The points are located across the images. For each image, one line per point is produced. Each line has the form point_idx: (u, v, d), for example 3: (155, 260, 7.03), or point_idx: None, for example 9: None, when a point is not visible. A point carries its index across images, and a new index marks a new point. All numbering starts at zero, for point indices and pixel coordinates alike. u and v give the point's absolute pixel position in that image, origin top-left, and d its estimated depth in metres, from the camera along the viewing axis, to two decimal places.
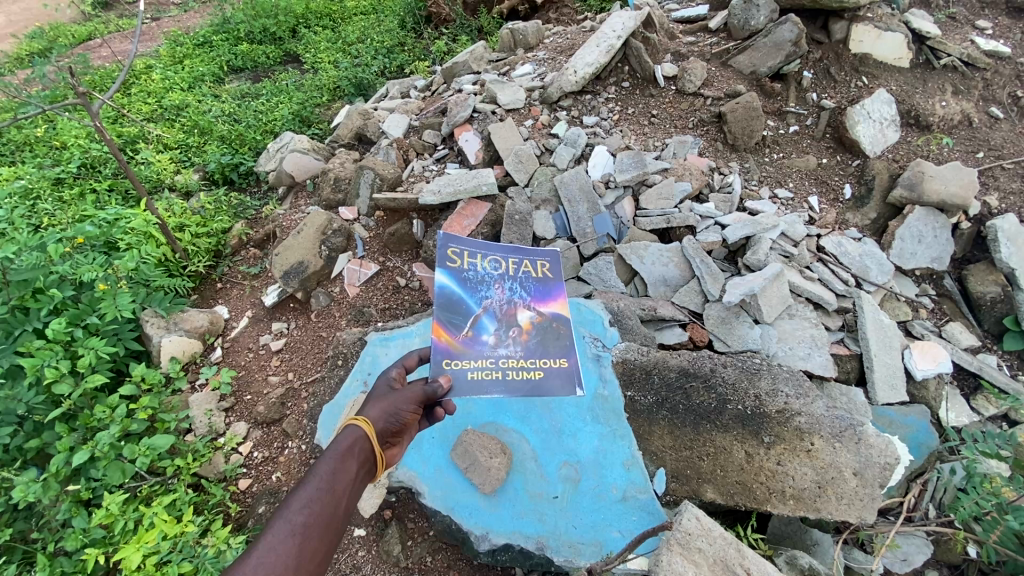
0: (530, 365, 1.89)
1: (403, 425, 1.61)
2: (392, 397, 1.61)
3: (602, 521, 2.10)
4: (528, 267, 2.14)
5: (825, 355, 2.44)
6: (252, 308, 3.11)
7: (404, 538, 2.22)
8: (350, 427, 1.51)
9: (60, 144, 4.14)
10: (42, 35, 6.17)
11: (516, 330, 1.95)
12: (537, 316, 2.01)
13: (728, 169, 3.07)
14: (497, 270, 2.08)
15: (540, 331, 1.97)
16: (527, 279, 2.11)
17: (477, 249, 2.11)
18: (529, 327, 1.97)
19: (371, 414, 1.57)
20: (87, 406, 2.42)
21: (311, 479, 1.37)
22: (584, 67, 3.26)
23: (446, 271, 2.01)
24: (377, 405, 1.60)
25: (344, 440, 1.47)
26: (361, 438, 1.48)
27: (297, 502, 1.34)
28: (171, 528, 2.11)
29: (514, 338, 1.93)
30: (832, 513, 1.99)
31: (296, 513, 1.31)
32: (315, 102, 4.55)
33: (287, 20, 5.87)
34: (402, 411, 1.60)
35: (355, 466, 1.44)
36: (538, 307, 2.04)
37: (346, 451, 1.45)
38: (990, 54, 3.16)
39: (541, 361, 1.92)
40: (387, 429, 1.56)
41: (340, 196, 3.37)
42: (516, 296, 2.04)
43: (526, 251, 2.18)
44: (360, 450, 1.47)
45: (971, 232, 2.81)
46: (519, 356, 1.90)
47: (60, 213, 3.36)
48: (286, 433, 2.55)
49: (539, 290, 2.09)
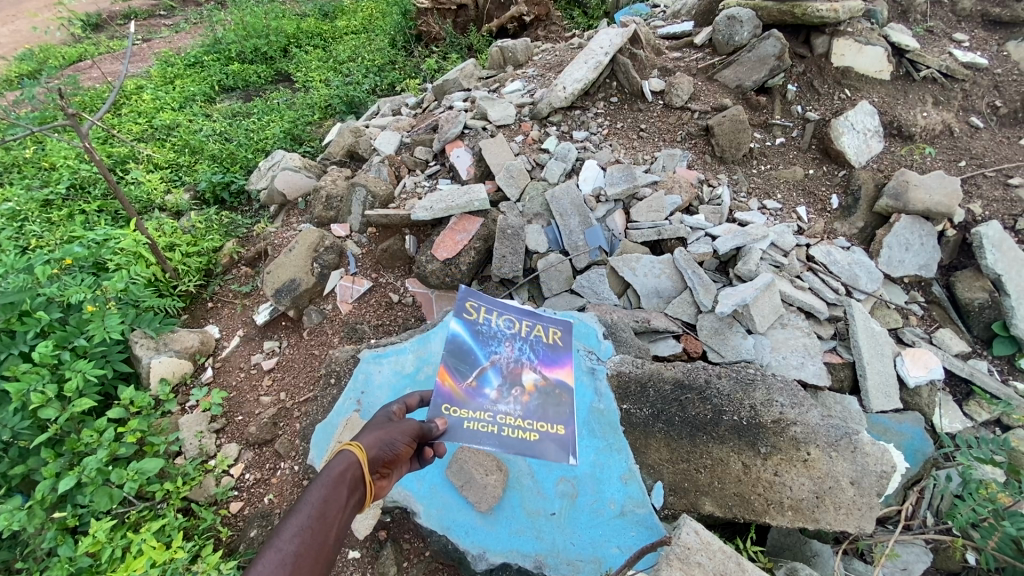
0: (528, 426, 1.83)
1: (397, 454, 1.59)
2: (387, 427, 1.61)
3: (600, 536, 2.08)
4: (541, 332, 2.08)
5: (818, 364, 2.45)
6: (243, 327, 3.08)
7: (400, 560, 2.18)
8: (343, 453, 1.49)
9: (49, 165, 4.11)
10: (31, 56, 6.16)
11: (519, 390, 1.89)
12: (542, 380, 1.94)
13: (717, 181, 3.11)
14: (510, 329, 2.03)
15: (542, 396, 1.91)
16: (538, 342, 2.05)
17: (494, 306, 2.09)
18: (533, 389, 1.92)
19: (365, 441, 1.55)
20: (74, 431, 2.38)
21: (302, 508, 1.35)
22: (573, 83, 3.31)
23: (462, 321, 2.02)
24: (371, 433, 1.59)
25: (337, 466, 1.44)
26: (353, 464, 1.46)
27: (287, 529, 1.32)
28: (160, 555, 2.04)
29: (516, 398, 1.87)
30: (830, 523, 1.97)
31: (287, 542, 1.29)
32: (307, 120, 4.58)
33: (278, 40, 5.92)
34: (397, 441, 1.59)
35: (347, 494, 1.41)
36: (545, 371, 1.97)
37: (338, 478, 1.42)
38: (968, 65, 3.24)
39: (540, 424, 1.86)
40: (380, 456, 1.55)
41: (331, 213, 3.37)
42: (525, 357, 1.98)
43: (541, 315, 2.13)
44: (353, 477, 1.45)
45: (957, 239, 2.84)
46: (517, 415, 1.84)
47: (48, 235, 3.33)
48: (279, 455, 2.51)
49: (548, 355, 2.03)
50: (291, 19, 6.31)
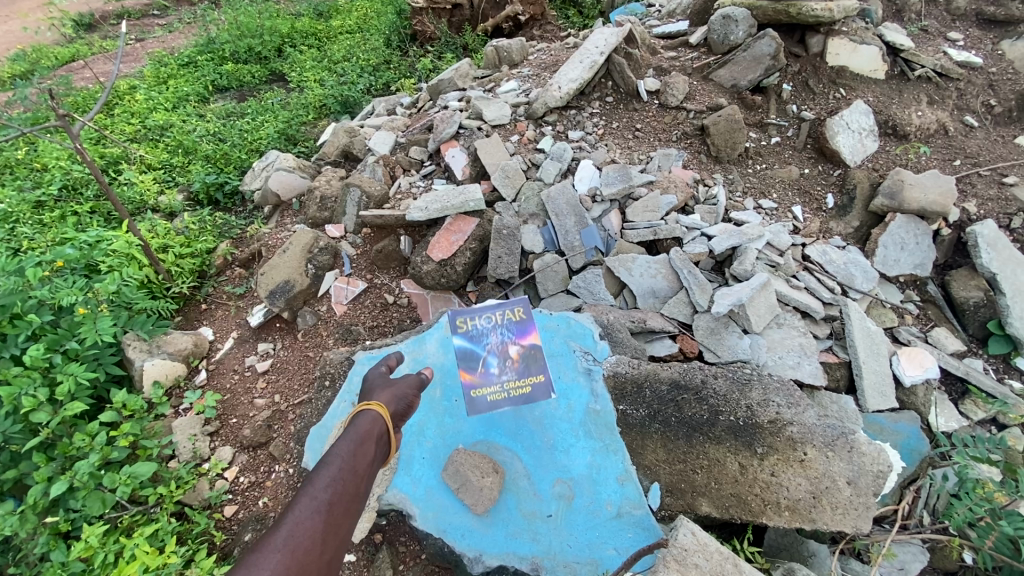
0: (526, 381, 2.29)
1: (409, 408, 1.67)
2: (396, 385, 1.69)
3: (597, 539, 2.08)
4: (510, 312, 2.36)
5: (814, 364, 2.45)
6: (237, 329, 3.06)
7: (395, 563, 2.16)
8: (365, 411, 1.52)
9: (40, 166, 4.07)
10: (23, 56, 6.10)
11: (511, 360, 2.30)
12: (524, 345, 2.32)
13: (713, 181, 3.10)
14: (483, 323, 2.34)
15: (529, 354, 2.32)
16: (509, 321, 2.35)
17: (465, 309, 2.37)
18: (520, 355, 2.31)
19: (381, 399, 1.61)
20: (66, 435, 2.35)
21: (332, 460, 1.35)
22: (568, 83, 3.30)
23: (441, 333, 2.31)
24: (384, 392, 1.65)
25: (363, 422, 1.47)
26: (377, 420, 1.50)
27: (320, 480, 1.31)
28: (153, 560, 2.02)
29: (510, 367, 2.29)
30: (827, 523, 1.97)
31: (321, 491, 1.29)
32: (301, 120, 4.55)
33: (272, 40, 5.88)
34: (407, 396, 1.67)
35: (375, 447, 1.43)
36: (524, 337, 2.33)
37: (366, 433, 1.44)
38: (962, 64, 3.24)
39: (534, 376, 2.30)
40: (396, 412, 1.61)
41: (326, 214, 3.36)
42: (505, 335, 2.33)
43: (504, 298, 2.40)
44: (379, 431, 1.47)
45: (952, 238, 2.85)
46: (517, 379, 2.28)
47: (39, 237, 3.30)
48: (273, 458, 2.50)
49: (521, 326, 2.35)
50: (285, 19, 6.27)
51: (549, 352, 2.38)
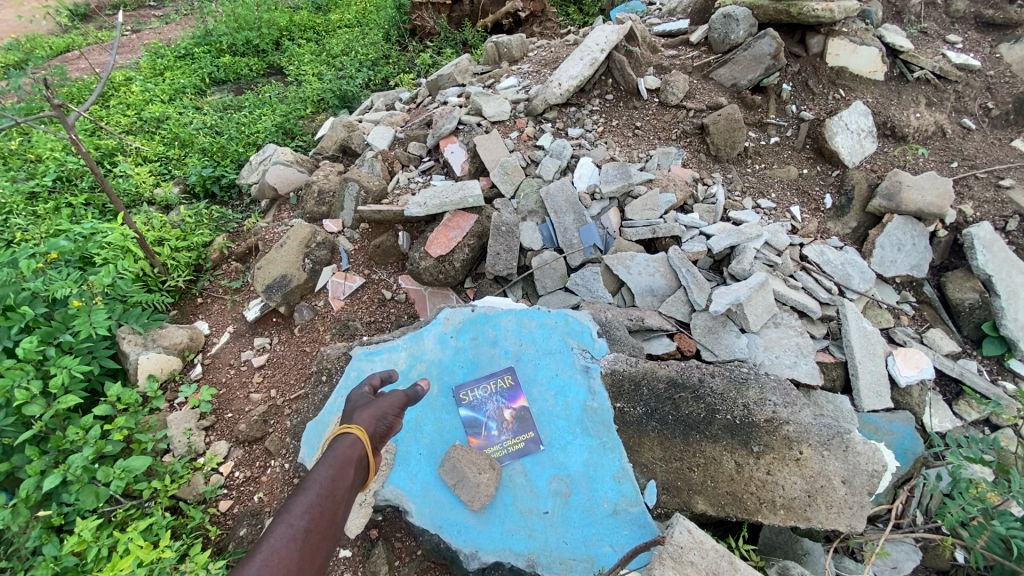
0: (525, 436, 2.25)
1: (391, 427, 1.61)
2: (376, 403, 1.61)
3: (593, 535, 2.09)
4: (502, 380, 2.32)
5: (811, 363, 2.46)
6: (233, 324, 3.04)
7: (392, 559, 2.16)
8: (345, 434, 1.47)
9: (35, 157, 4.03)
10: (18, 46, 6.03)
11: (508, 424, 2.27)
12: (519, 407, 2.29)
13: (712, 180, 3.12)
14: (480, 394, 2.31)
15: (524, 414, 2.28)
16: (501, 390, 2.31)
17: (460, 385, 2.33)
18: (515, 416, 2.28)
19: (362, 421, 1.54)
20: (59, 428, 2.34)
21: (311, 485, 1.33)
22: (568, 79, 3.29)
23: (440, 412, 2.30)
24: (364, 411, 1.58)
25: (340, 447, 1.43)
26: (356, 444, 1.45)
27: (297, 506, 1.30)
28: (148, 554, 2.01)
29: (508, 427, 2.26)
30: (822, 521, 1.99)
31: (298, 519, 1.27)
32: (299, 114, 4.52)
33: (270, 33, 5.82)
34: (388, 415, 1.60)
35: (354, 472, 1.41)
36: (517, 400, 2.30)
37: (344, 458, 1.41)
38: (961, 67, 3.25)
39: (530, 432, 2.26)
40: (376, 434, 1.55)
41: (323, 209, 3.34)
42: (500, 403, 2.29)
43: (496, 367, 2.36)
44: (357, 456, 1.44)
45: (948, 240, 2.86)
46: (514, 438, 2.25)
47: (33, 228, 3.26)
48: (269, 452, 2.50)
49: (512, 391, 2.31)
50: (283, 12, 6.21)
51: (546, 350, 2.37)
